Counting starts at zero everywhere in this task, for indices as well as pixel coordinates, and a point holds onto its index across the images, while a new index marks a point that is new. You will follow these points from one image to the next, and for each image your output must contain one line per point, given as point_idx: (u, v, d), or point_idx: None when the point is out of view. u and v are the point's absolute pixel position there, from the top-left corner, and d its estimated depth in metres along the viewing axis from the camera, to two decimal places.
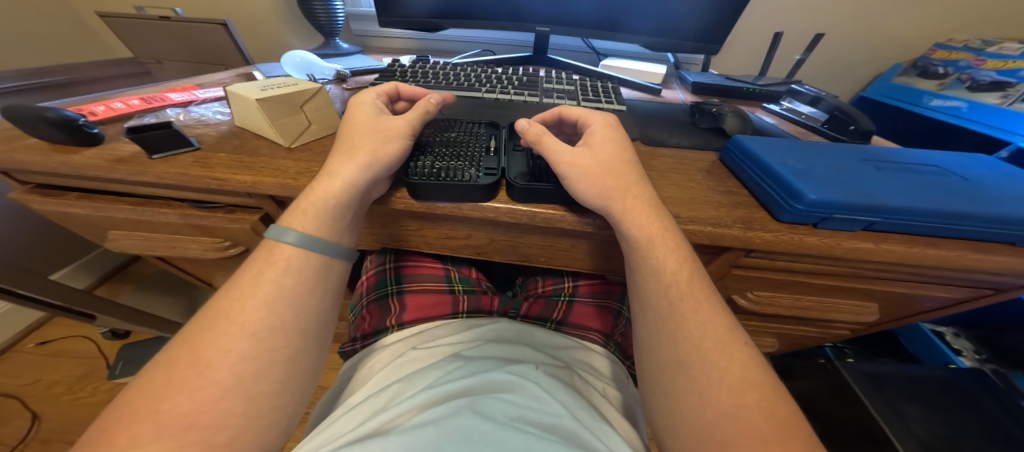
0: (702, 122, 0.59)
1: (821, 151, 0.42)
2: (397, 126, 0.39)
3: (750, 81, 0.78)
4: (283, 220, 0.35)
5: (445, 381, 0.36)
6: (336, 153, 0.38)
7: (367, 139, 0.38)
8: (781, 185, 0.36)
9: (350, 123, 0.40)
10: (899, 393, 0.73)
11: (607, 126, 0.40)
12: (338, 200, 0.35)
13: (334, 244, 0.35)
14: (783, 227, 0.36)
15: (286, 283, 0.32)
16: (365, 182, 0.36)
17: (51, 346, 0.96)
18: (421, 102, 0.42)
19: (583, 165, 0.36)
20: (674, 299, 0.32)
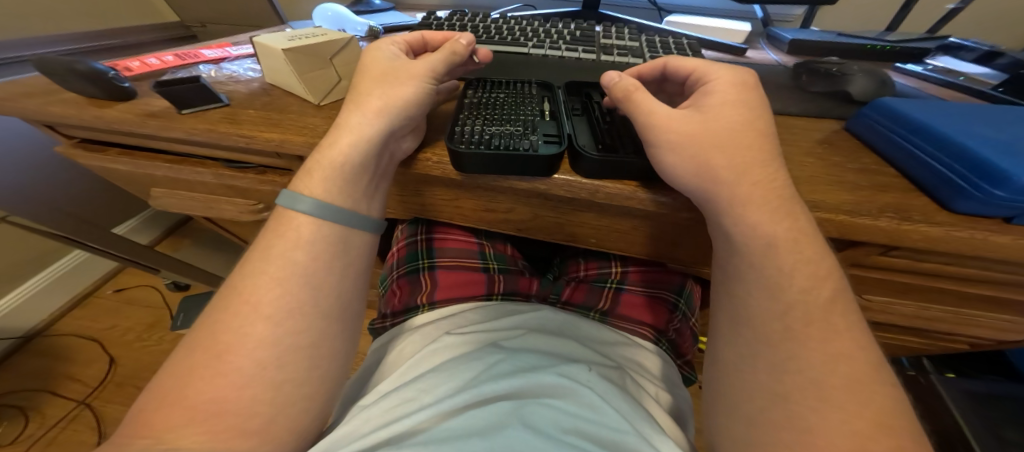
0: (813, 86, 0.48)
1: (1010, 119, 0.31)
2: (417, 71, 0.32)
3: (876, 37, 0.63)
4: (293, 184, 0.30)
5: (484, 380, 0.32)
6: (348, 107, 0.31)
7: (381, 86, 0.31)
8: (965, 163, 0.26)
9: (362, 72, 0.34)
10: (1010, 419, 0.61)
11: (733, 84, 0.29)
12: (354, 160, 0.29)
13: (350, 210, 0.30)
14: (958, 222, 0.27)
15: (298, 258, 0.27)
16: (380, 136, 0.30)
17: (125, 294, 1.05)
18: (449, 42, 0.34)
19: (689, 128, 0.26)
20: (793, 307, 0.23)
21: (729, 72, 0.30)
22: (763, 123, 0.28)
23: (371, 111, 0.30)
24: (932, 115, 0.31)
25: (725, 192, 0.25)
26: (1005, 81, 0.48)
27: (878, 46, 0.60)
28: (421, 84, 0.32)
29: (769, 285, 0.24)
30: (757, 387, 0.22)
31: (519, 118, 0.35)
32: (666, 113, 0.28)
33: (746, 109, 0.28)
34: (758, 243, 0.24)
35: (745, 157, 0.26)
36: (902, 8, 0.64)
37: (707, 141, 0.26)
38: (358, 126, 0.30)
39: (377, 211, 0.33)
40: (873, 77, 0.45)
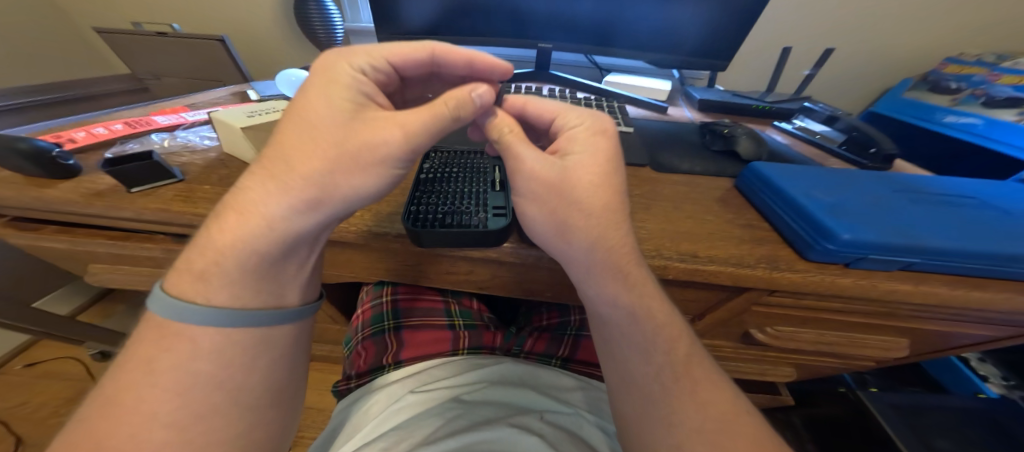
0: (713, 144, 0.57)
1: (846, 181, 0.40)
2: (380, 142, 0.27)
3: (759, 98, 0.76)
4: (179, 289, 0.28)
5: (443, 436, 0.33)
6: (261, 181, 0.27)
7: (320, 155, 0.27)
8: (809, 222, 0.34)
9: (303, 114, 0.28)
10: (930, 426, 0.68)
11: (593, 133, 0.31)
12: (263, 256, 0.28)
13: (258, 311, 0.29)
14: (813, 268, 0.33)
15: (202, 368, 0.27)
16: (300, 228, 0.28)
17: (39, 367, 0.93)
18: (444, 98, 0.29)
19: (547, 181, 0.29)
20: (669, 379, 0.29)
21: (590, 120, 0.32)
22: (615, 181, 0.31)
23: (296, 194, 0.26)
24: (791, 180, 0.39)
25: (595, 254, 0.29)
26: (846, 140, 0.59)
27: (760, 106, 0.73)
28: (378, 168, 0.28)
29: (645, 330, 0.30)
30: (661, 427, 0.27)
31: (469, 192, 0.40)
32: (530, 160, 0.29)
33: (606, 160, 0.30)
34: (627, 316, 0.30)
35: (605, 221, 0.29)
36: (778, 74, 0.79)
37: (568, 200, 0.29)
38: (256, 226, 0.27)
39: (298, 298, 0.32)
40: (753, 137, 0.55)
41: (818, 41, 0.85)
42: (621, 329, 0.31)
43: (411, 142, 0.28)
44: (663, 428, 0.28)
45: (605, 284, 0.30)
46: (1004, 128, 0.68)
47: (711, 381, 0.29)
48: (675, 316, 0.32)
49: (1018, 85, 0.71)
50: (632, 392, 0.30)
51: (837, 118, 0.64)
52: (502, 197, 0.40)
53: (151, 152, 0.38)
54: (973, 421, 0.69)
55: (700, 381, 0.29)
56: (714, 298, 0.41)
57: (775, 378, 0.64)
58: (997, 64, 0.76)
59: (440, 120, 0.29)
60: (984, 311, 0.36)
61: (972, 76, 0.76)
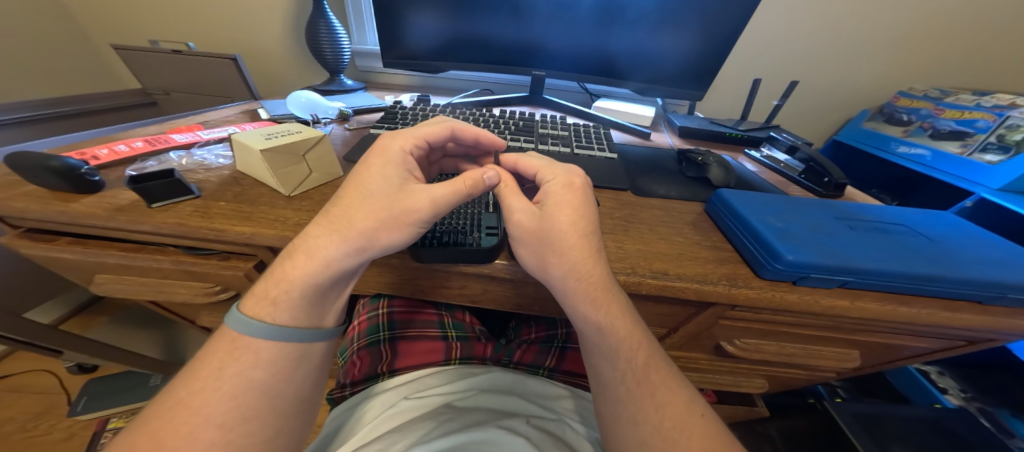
0: (688, 171, 0.63)
1: (796, 209, 0.45)
2: (416, 210, 0.34)
3: (732, 126, 0.83)
4: (248, 309, 0.34)
5: (436, 437, 0.35)
6: (320, 230, 0.34)
7: (369, 218, 0.34)
8: (763, 245, 0.39)
9: (361, 188, 0.35)
10: (890, 434, 0.73)
11: (564, 185, 0.37)
12: (319, 285, 0.34)
13: (308, 330, 0.34)
14: (766, 285, 0.38)
15: (255, 376, 0.32)
16: (348, 269, 0.34)
17: (12, 380, 0.91)
18: (469, 179, 0.36)
19: (529, 226, 0.35)
20: (631, 385, 0.33)
21: (563, 176, 0.38)
22: (587, 223, 0.36)
23: (348, 248, 0.33)
24: (750, 206, 0.45)
25: (567, 281, 0.34)
26: (804, 170, 0.66)
27: (733, 134, 0.80)
28: (410, 229, 0.34)
29: (614, 348, 0.34)
30: (628, 433, 0.32)
31: (465, 214, 0.44)
32: (517, 210, 0.36)
33: (576, 209, 0.36)
34: (594, 328, 0.34)
35: (576, 255, 0.34)
36: (750, 103, 0.85)
37: (544, 239, 0.35)
38: (312, 265, 0.33)
39: (336, 321, 0.38)
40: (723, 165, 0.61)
41: (785, 76, 0.94)
42: (596, 347, 0.35)
43: (440, 208, 0.35)
44: (630, 424, 0.32)
45: (580, 304, 0.34)
46: (948, 160, 0.76)
47: (674, 385, 0.34)
48: (644, 335, 0.36)
49: (962, 119, 0.76)
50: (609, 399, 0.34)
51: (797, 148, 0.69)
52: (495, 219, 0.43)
53: (173, 170, 0.41)
54: (930, 429, 0.74)
55: (662, 385, 0.33)
56: (684, 313, 0.45)
57: (748, 390, 0.68)
58: (941, 98, 0.81)
59: (461, 194, 0.35)
60: (915, 325, 0.41)
61: (920, 110, 0.83)
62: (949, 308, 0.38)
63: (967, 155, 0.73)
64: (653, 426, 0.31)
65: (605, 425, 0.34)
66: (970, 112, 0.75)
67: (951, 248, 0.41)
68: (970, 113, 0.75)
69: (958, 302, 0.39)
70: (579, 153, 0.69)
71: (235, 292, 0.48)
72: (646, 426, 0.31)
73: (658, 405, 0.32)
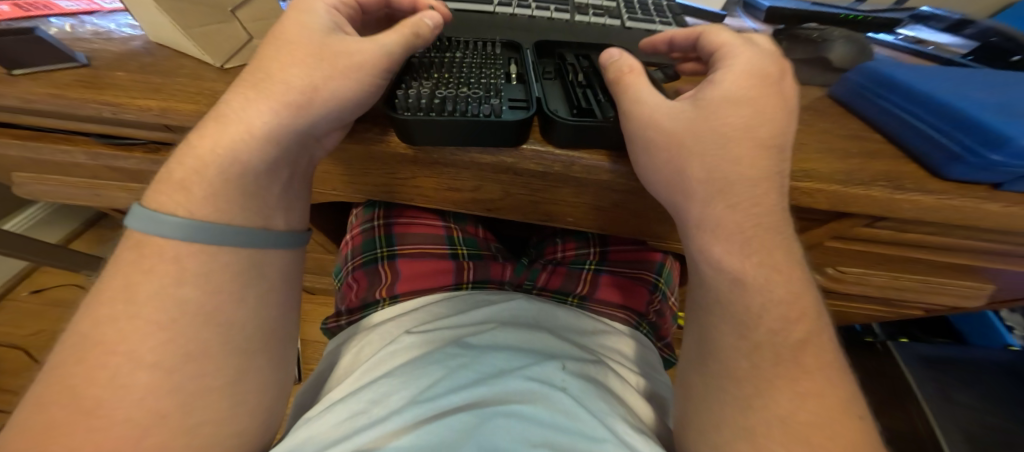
0: (791, 53, 0.40)
1: (996, 81, 0.28)
2: (356, 52, 0.22)
3: (849, 6, 0.56)
4: (152, 200, 0.22)
5: (445, 392, 0.27)
6: (241, 92, 0.23)
7: (299, 65, 0.22)
8: (961, 126, 0.24)
9: (280, 31, 0.24)
10: (955, 378, 0.65)
11: (751, 75, 0.22)
12: (249, 168, 0.23)
13: (247, 229, 0.24)
14: (949, 190, 0.24)
15: (188, 295, 0.21)
16: (289, 139, 0.23)
17: (48, 294, 0.90)
18: (406, 21, 0.24)
19: (678, 125, 0.22)
20: (762, 361, 0.22)
21: (753, 59, 0.23)
22: (771, 130, 0.22)
23: (271, 103, 0.22)
24: (920, 75, 0.28)
25: (706, 214, 0.22)
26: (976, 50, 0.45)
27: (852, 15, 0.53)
28: (361, 76, 0.23)
29: (753, 317, 0.22)
30: (730, 418, 0.22)
31: (480, 82, 0.29)
32: (656, 101, 0.23)
33: (764, 109, 0.22)
34: (728, 279, 0.23)
35: (742, 175, 0.22)
36: None
37: (692, 146, 0.22)
38: (238, 134, 0.22)
39: (289, 224, 0.27)
40: (854, 45, 0.39)
41: None
42: (719, 309, 0.24)
43: (388, 62, 0.23)
44: (743, 411, 0.21)
45: (725, 243, 0.22)
46: None
47: (813, 347, 0.23)
48: (810, 300, 0.24)
49: None
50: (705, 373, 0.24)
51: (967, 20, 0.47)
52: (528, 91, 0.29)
53: (36, 27, 0.28)
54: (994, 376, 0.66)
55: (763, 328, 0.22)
56: None
57: None
58: None
59: (412, 43, 0.24)
60: None
61: None
62: None
63: None
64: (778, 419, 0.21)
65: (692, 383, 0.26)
66: None
67: None
68: None
69: None
70: (630, 28, 0.50)
71: None
72: (762, 403, 0.21)
73: (772, 365, 0.22)
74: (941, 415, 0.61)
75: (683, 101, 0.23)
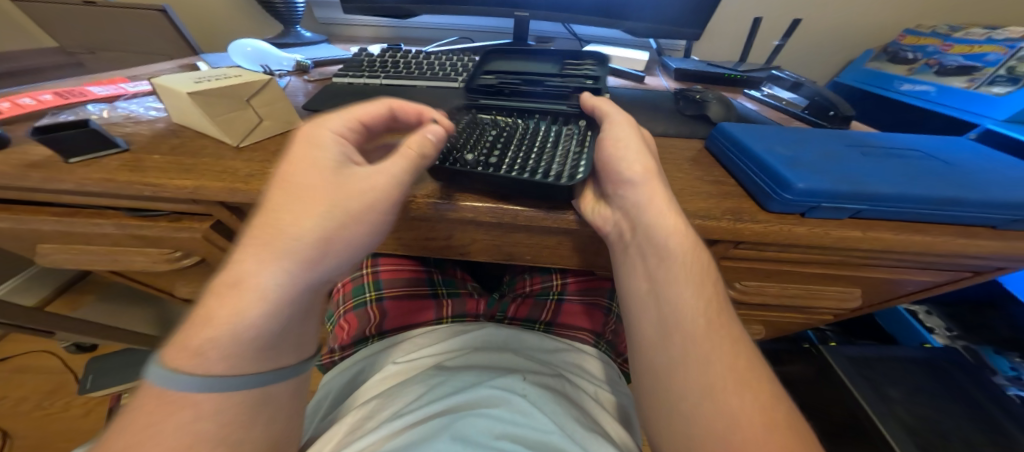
0: (686, 109, 0.56)
1: (805, 138, 0.41)
2: (367, 188, 0.28)
3: (732, 67, 0.74)
4: (168, 359, 0.26)
5: (426, 401, 0.32)
6: (250, 250, 0.26)
7: (305, 212, 0.26)
8: (769, 174, 0.35)
9: (288, 179, 0.28)
10: (884, 376, 0.70)
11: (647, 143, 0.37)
12: (259, 333, 0.26)
13: (258, 376, 0.27)
14: (773, 218, 0.35)
15: (207, 429, 0.26)
16: (302, 295, 0.27)
17: (15, 362, 0.87)
18: (415, 140, 0.30)
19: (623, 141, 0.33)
20: (711, 334, 0.30)
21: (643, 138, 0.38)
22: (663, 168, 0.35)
23: (285, 261, 0.25)
24: (753, 137, 0.41)
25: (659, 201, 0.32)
26: (809, 106, 0.61)
27: (733, 75, 0.71)
28: (367, 217, 0.28)
29: (695, 297, 0.31)
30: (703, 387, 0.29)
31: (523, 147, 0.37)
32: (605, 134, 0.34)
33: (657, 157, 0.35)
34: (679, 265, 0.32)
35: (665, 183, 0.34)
36: (750, 43, 0.77)
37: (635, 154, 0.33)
38: (249, 300, 0.25)
39: (297, 356, 0.31)
40: (723, 102, 0.54)
41: (788, 12, 0.83)
42: (674, 290, 0.32)
43: (397, 185, 0.29)
44: (709, 372, 0.29)
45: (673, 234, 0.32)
46: (957, 94, 0.68)
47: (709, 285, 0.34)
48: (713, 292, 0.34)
49: (970, 54, 0.70)
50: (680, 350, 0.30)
51: (801, 85, 0.63)
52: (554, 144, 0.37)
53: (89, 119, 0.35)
54: (921, 370, 0.72)
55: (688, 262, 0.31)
56: None
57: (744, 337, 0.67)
58: (949, 35, 0.75)
59: (414, 162, 0.30)
60: (925, 256, 0.39)
61: (927, 48, 0.76)
62: (966, 235, 0.36)
63: (974, 89, 0.67)
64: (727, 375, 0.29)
65: (639, 325, 0.34)
66: (979, 46, 0.70)
67: (971, 170, 0.39)
68: (979, 47, 0.70)
69: (975, 228, 0.37)
70: None
71: (198, 257, 0.44)
72: (689, 318, 0.31)
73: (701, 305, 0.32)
74: (885, 413, 0.64)
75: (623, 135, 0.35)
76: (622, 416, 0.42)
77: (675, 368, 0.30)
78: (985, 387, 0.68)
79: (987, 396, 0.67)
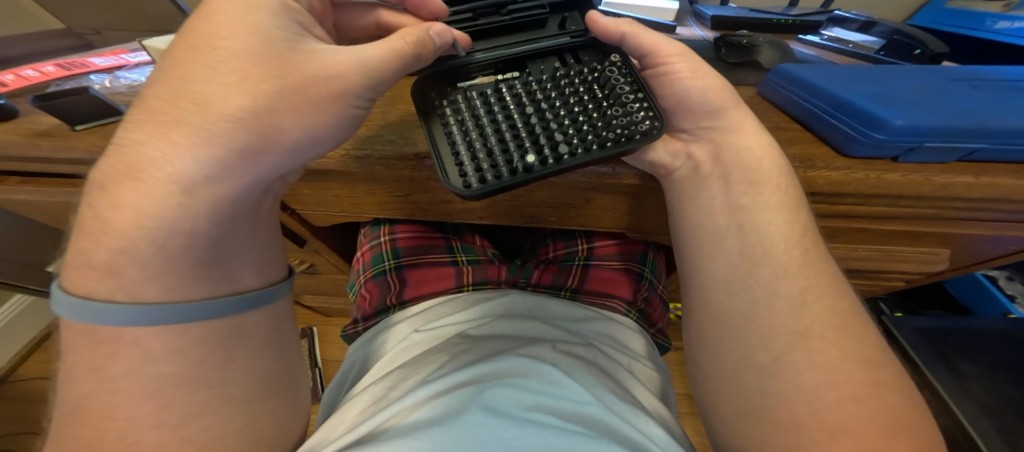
0: (729, 58, 0.48)
1: (887, 74, 0.35)
2: (335, 74, 0.21)
3: (780, 12, 0.64)
4: (79, 284, 0.19)
5: (452, 370, 0.30)
6: (155, 130, 0.18)
7: (234, 79, 0.18)
8: (851, 110, 0.29)
9: (213, 39, 0.19)
10: (958, 350, 0.62)
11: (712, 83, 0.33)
12: (199, 235, 0.19)
13: (207, 301, 0.21)
14: (854, 164, 0.29)
15: (167, 370, 0.20)
16: (244, 195, 0.20)
17: None
18: (415, 34, 0.25)
19: (701, 72, 0.30)
20: (800, 281, 0.25)
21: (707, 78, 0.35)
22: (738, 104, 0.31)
23: (214, 146, 0.18)
24: (819, 74, 0.34)
25: (742, 138, 0.29)
26: (885, 46, 0.53)
27: (782, 20, 0.61)
28: (335, 107, 0.22)
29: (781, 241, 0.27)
30: (786, 326, 0.24)
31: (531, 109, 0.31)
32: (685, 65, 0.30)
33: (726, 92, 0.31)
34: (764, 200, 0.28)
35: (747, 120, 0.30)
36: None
37: (717, 86, 0.30)
38: (171, 194, 0.18)
39: (258, 279, 0.25)
40: (776, 46, 0.47)
41: None
42: (761, 227, 0.27)
43: (372, 84, 0.23)
44: (794, 314, 0.24)
45: (756, 164, 0.28)
46: None
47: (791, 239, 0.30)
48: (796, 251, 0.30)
49: None
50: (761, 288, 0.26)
51: (875, 22, 0.56)
52: (567, 106, 0.31)
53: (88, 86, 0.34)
54: (1003, 345, 0.63)
55: (782, 190, 0.27)
56: None
57: None
58: None
59: (404, 58, 0.24)
60: None
61: None
62: None
63: None
64: (816, 318, 0.24)
65: (707, 261, 0.29)
66: None
67: None
68: None
69: None
70: None
71: None
72: (779, 253, 0.26)
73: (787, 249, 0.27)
74: (956, 391, 0.57)
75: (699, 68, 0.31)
76: (660, 392, 0.39)
77: (760, 309, 0.25)
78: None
79: None
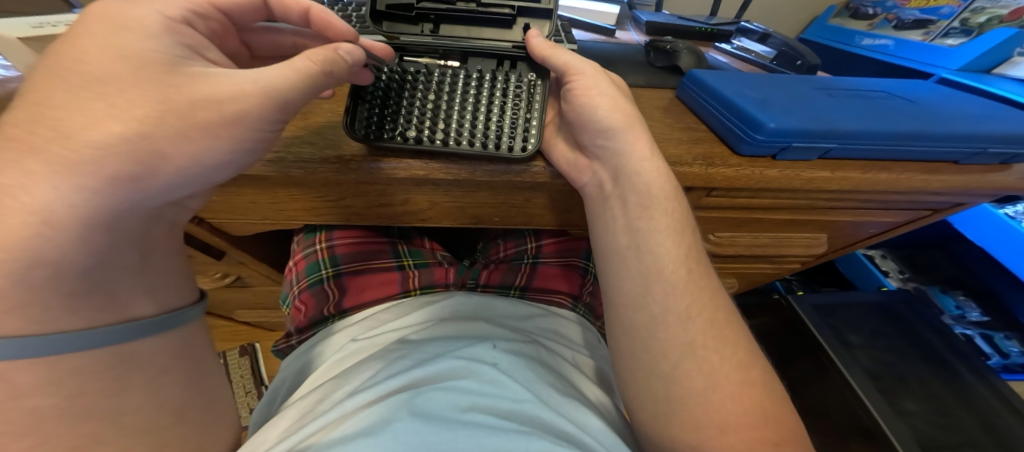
0: (656, 62, 0.52)
1: (771, 83, 0.40)
2: (229, 96, 0.20)
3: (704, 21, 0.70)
4: None
5: (386, 377, 0.30)
6: (12, 157, 0.16)
7: (115, 103, 0.17)
8: (740, 116, 0.33)
9: (80, 65, 0.18)
10: (847, 321, 0.73)
11: (618, 87, 0.35)
12: (68, 264, 0.18)
13: (94, 332, 0.20)
14: (743, 162, 0.34)
15: (39, 404, 0.18)
16: (127, 217, 0.19)
17: None
18: (323, 49, 0.25)
19: (604, 93, 0.31)
20: (685, 288, 0.30)
21: (614, 78, 0.36)
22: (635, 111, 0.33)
23: (81, 175, 0.16)
24: (719, 81, 0.39)
25: (639, 161, 0.31)
26: (777, 56, 0.61)
27: (704, 28, 0.67)
28: (235, 131, 0.20)
29: (671, 257, 0.31)
30: (676, 341, 0.29)
31: (459, 102, 0.33)
32: (589, 87, 0.31)
33: (626, 100, 0.33)
34: (657, 216, 0.31)
35: (641, 134, 0.32)
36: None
37: (618, 105, 0.32)
38: (28, 224, 0.16)
39: (155, 305, 0.23)
40: (695, 54, 0.52)
41: None
42: (652, 245, 0.31)
43: (278, 104, 0.22)
44: (680, 325, 0.29)
45: (649, 185, 0.31)
46: (912, 46, 0.69)
47: (692, 239, 0.33)
48: (699, 250, 0.33)
49: (927, 7, 0.70)
50: (659, 296, 0.30)
51: (770, 35, 0.64)
52: (482, 119, 0.33)
53: None
54: (880, 315, 0.75)
55: (667, 214, 0.31)
56: None
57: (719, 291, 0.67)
58: None
59: (310, 78, 0.23)
60: (888, 195, 0.40)
61: (886, 2, 0.76)
62: (929, 171, 0.36)
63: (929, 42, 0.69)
64: (698, 323, 0.29)
65: (614, 276, 0.32)
66: None
67: (933, 106, 0.39)
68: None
69: (938, 164, 0.37)
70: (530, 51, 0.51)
71: None
72: (670, 272, 0.31)
73: (680, 259, 0.31)
74: (848, 361, 0.67)
75: (606, 80, 0.32)
76: (599, 379, 0.42)
77: (658, 323, 0.29)
78: (939, 332, 0.72)
79: (946, 345, 0.70)
